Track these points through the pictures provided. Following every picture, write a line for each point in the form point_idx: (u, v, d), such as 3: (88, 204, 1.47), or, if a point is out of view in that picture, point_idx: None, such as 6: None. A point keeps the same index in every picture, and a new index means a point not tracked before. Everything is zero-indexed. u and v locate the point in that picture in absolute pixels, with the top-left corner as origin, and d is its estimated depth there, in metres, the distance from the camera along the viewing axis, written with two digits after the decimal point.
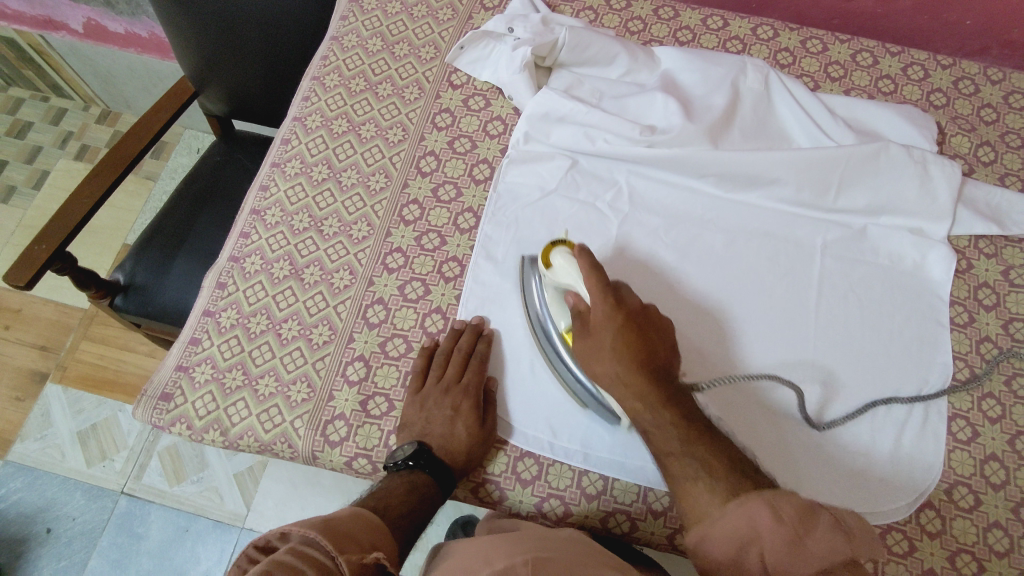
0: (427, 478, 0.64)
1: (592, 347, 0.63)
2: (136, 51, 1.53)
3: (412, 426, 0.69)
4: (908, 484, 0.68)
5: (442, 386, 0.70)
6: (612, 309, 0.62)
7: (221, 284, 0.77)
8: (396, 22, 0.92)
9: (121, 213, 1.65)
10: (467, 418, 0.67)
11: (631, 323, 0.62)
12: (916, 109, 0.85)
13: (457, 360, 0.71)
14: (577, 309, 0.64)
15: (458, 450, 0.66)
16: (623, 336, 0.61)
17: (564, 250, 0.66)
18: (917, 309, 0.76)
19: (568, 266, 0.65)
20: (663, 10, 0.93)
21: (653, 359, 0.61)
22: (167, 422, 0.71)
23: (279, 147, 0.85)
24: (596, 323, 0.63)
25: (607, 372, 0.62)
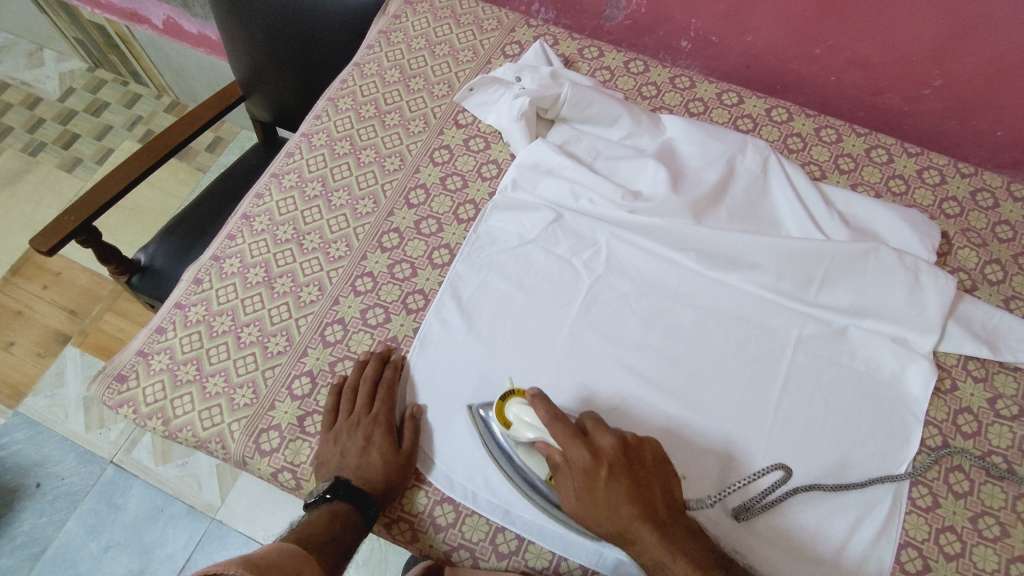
0: (347, 507, 0.64)
1: (581, 500, 0.60)
2: (206, 51, 1.64)
3: (328, 462, 0.68)
4: None
5: (352, 420, 0.70)
6: (590, 463, 0.59)
7: (198, 280, 0.81)
8: (418, 57, 0.95)
9: (170, 198, 1.75)
10: (380, 446, 0.68)
11: (615, 471, 0.59)
12: (922, 215, 0.81)
13: (365, 391, 0.71)
14: (554, 462, 0.62)
15: (374, 479, 0.66)
16: (613, 485, 0.59)
17: (521, 405, 0.65)
18: (885, 421, 0.72)
19: (529, 417, 0.64)
20: (680, 79, 0.93)
21: (647, 492, 0.59)
22: (116, 402, 0.74)
23: (282, 159, 0.89)
24: (580, 480, 0.60)
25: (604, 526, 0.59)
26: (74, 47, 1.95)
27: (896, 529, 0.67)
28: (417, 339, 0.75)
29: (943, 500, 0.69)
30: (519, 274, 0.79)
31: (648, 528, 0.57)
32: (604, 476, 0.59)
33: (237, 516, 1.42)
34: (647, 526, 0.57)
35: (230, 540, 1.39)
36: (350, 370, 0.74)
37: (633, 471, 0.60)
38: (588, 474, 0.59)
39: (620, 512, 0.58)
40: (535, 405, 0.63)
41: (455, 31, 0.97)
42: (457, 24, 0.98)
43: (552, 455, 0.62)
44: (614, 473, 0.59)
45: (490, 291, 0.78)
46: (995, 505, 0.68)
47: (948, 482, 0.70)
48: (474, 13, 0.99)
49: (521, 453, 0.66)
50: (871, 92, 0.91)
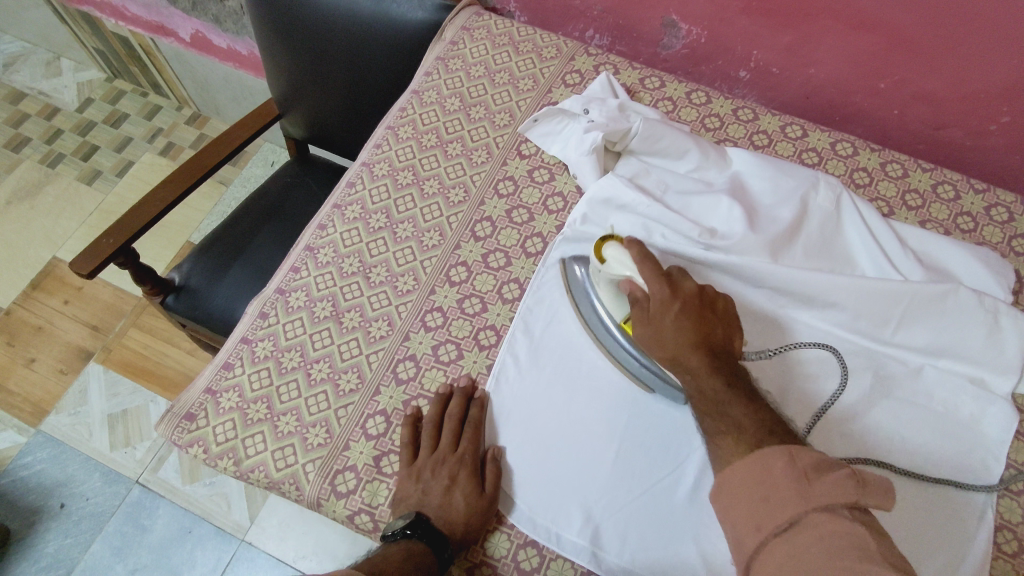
0: (423, 547, 0.62)
1: (647, 326, 0.65)
2: (233, 65, 1.62)
3: (408, 499, 0.67)
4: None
5: (436, 457, 0.68)
6: (668, 296, 0.65)
7: (263, 314, 0.79)
8: (477, 85, 0.94)
9: (193, 212, 1.73)
10: (464, 487, 0.66)
11: (687, 308, 0.64)
12: (994, 253, 0.81)
13: (450, 427, 0.70)
14: (634, 297, 0.68)
15: (455, 521, 0.65)
16: (682, 320, 0.64)
17: (616, 244, 0.70)
18: (967, 485, 0.70)
19: (620, 258, 0.69)
20: (743, 111, 0.92)
21: (713, 341, 0.63)
22: (185, 441, 0.73)
23: (344, 188, 0.88)
24: (656, 307, 0.65)
25: (666, 352, 0.63)
26: (93, 57, 1.92)
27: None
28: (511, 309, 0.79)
29: None
30: None
31: (701, 358, 0.62)
32: (677, 308, 0.64)
33: (267, 537, 1.39)
34: (697, 354, 0.62)
35: (261, 562, 1.37)
36: (429, 405, 0.73)
37: (706, 313, 0.65)
38: (664, 304, 0.65)
39: (683, 343, 0.63)
40: (631, 246, 0.68)
41: (514, 59, 0.97)
42: (516, 52, 0.97)
43: (633, 290, 0.68)
44: (688, 308, 0.64)
45: (564, 325, 0.77)
46: None
47: None
48: (533, 41, 0.98)
49: (607, 294, 0.72)
50: (935, 126, 0.91)
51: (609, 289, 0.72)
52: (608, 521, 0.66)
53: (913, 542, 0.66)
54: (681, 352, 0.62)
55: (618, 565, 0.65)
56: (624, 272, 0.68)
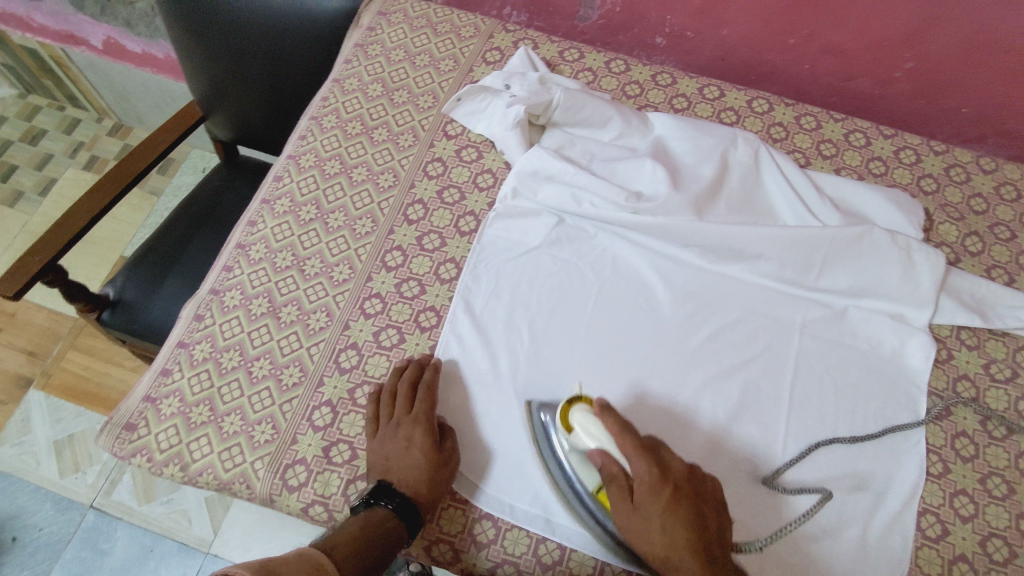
0: (385, 513, 0.61)
1: (634, 515, 0.58)
2: (152, 70, 1.57)
3: (374, 464, 0.67)
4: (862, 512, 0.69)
5: (395, 422, 0.68)
6: (657, 480, 0.58)
7: (198, 316, 0.78)
8: (398, 70, 0.94)
9: (124, 226, 1.67)
10: (422, 447, 0.65)
11: (678, 496, 0.58)
12: (905, 194, 0.85)
13: (406, 393, 0.70)
14: (609, 473, 0.60)
15: (418, 482, 0.64)
16: (670, 517, 0.57)
17: (586, 412, 0.63)
18: (897, 417, 0.74)
19: (591, 427, 0.62)
20: (662, 76, 0.94)
21: (705, 534, 0.57)
22: (128, 452, 0.71)
23: (271, 183, 0.86)
24: (642, 494, 0.58)
25: (650, 530, 0.57)
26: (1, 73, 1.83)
27: (913, 515, 0.70)
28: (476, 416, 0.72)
29: (953, 466, 0.73)
30: (530, 280, 0.78)
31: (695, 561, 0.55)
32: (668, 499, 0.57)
33: (232, 548, 1.37)
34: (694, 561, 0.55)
35: None
36: (386, 377, 0.73)
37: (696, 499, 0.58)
38: (653, 492, 0.58)
39: (671, 519, 0.57)
40: (603, 416, 0.61)
41: (433, 40, 0.97)
42: (435, 33, 0.97)
43: (609, 465, 0.60)
44: (677, 497, 0.58)
45: (503, 299, 0.77)
46: (1000, 466, 0.73)
47: (955, 448, 0.74)
48: (451, 22, 0.98)
49: (576, 460, 0.64)
50: (844, 78, 0.95)
51: (578, 456, 0.64)
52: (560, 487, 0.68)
53: (849, 479, 0.71)
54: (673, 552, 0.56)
55: (572, 528, 0.67)
56: (596, 445, 0.61)
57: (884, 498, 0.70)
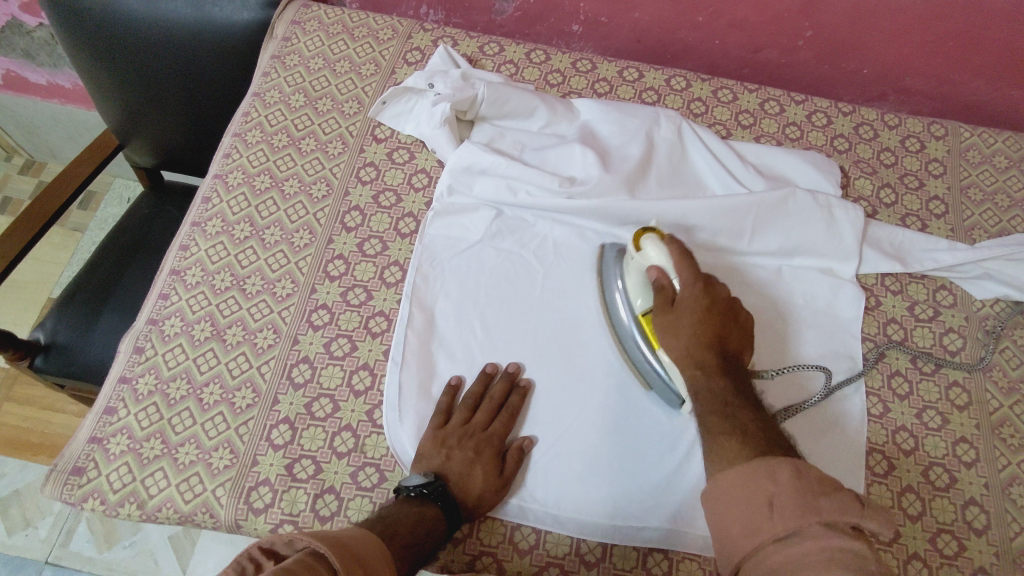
0: (437, 512, 0.63)
1: (672, 328, 0.66)
2: (60, 101, 1.50)
3: (428, 460, 0.67)
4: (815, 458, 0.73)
5: (466, 430, 0.69)
6: (701, 296, 0.66)
7: (138, 349, 0.76)
8: (319, 78, 0.93)
9: (47, 266, 1.60)
10: (487, 464, 0.67)
11: (713, 309, 0.66)
12: (821, 154, 0.90)
13: (487, 409, 0.70)
14: (659, 285, 0.68)
15: (468, 494, 0.66)
16: (703, 328, 0.65)
17: (655, 237, 0.71)
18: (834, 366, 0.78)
19: (657, 251, 0.69)
20: (581, 62, 0.96)
21: (724, 349, 0.65)
22: (78, 497, 0.68)
23: (200, 205, 0.84)
24: (682, 302, 0.67)
25: (679, 345, 0.66)
26: None
27: (863, 456, 0.74)
28: None
29: (891, 404, 0.78)
30: (475, 275, 0.79)
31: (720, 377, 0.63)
32: (704, 313, 0.66)
33: None
34: (711, 352, 0.64)
35: None
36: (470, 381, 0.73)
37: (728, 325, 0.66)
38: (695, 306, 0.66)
39: (697, 342, 0.65)
40: (668, 243, 0.70)
41: (351, 46, 0.96)
42: (352, 38, 0.97)
43: (662, 279, 0.68)
44: (711, 313, 0.66)
45: (450, 297, 0.78)
46: (932, 399, 0.78)
47: (891, 387, 0.79)
48: (367, 25, 0.98)
49: (633, 283, 0.72)
50: (752, 50, 0.99)
51: (635, 278, 0.72)
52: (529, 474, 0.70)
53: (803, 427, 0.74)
54: (698, 359, 0.64)
55: (543, 512, 0.69)
56: (657, 261, 0.69)
57: (834, 444, 0.74)
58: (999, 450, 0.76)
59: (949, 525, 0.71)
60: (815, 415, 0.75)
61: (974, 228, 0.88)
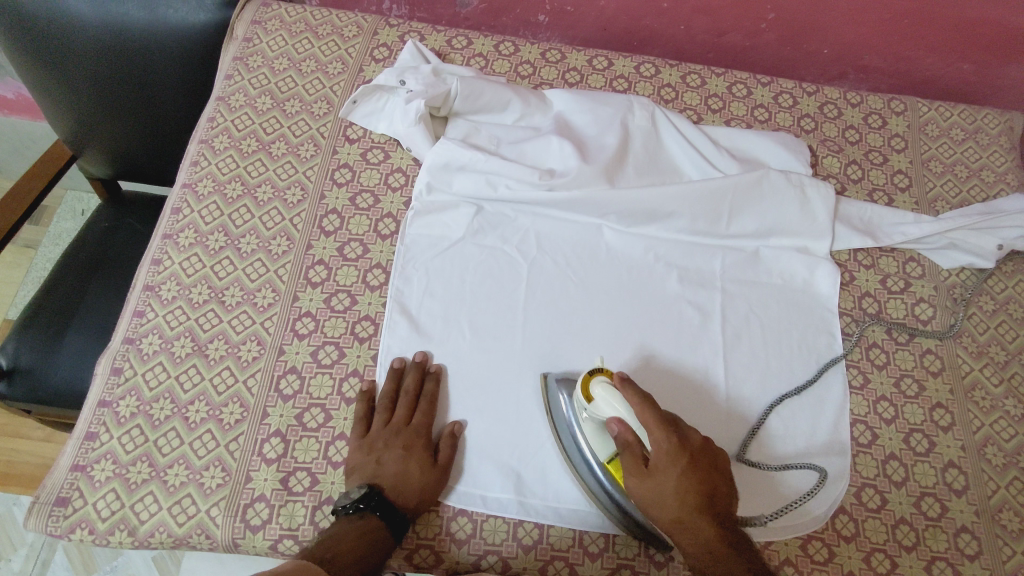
0: (379, 521, 0.63)
1: (645, 481, 0.62)
2: (2, 113, 1.43)
3: (361, 469, 0.67)
4: (799, 440, 0.75)
5: (390, 429, 0.69)
6: (676, 449, 0.61)
7: (116, 370, 0.73)
8: (285, 79, 0.91)
9: (0, 287, 1.52)
10: (420, 456, 0.67)
11: (693, 464, 0.61)
12: (790, 135, 0.91)
13: (405, 403, 0.71)
14: (623, 440, 0.62)
15: (410, 492, 0.66)
16: (684, 486, 0.61)
17: (604, 381, 0.64)
18: (812, 343, 0.80)
19: (609, 398, 0.63)
20: (550, 53, 0.96)
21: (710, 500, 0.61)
22: (65, 529, 0.66)
23: (169, 217, 0.81)
24: (659, 460, 0.61)
25: (665, 513, 0.61)
26: None
27: (847, 427, 0.76)
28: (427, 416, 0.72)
29: (871, 375, 0.80)
30: (460, 272, 0.78)
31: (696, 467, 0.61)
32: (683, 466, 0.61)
33: None
34: (701, 516, 0.60)
35: None
36: (381, 380, 0.73)
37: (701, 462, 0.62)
38: (671, 458, 0.61)
39: (687, 506, 0.60)
40: (624, 387, 0.64)
41: (316, 44, 0.94)
42: (316, 37, 0.94)
43: (624, 432, 0.62)
44: (692, 465, 0.61)
45: (437, 296, 0.77)
46: (909, 367, 0.81)
47: (870, 358, 0.81)
48: (331, 23, 0.96)
49: (590, 430, 0.66)
50: (717, 34, 1.00)
51: (594, 427, 0.66)
52: (527, 470, 0.70)
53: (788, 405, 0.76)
54: (684, 514, 0.60)
55: (546, 506, 0.68)
56: (614, 413, 0.62)
57: (817, 421, 0.76)
58: (972, 413, 0.79)
59: (931, 488, 0.74)
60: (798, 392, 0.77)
61: (937, 200, 0.91)
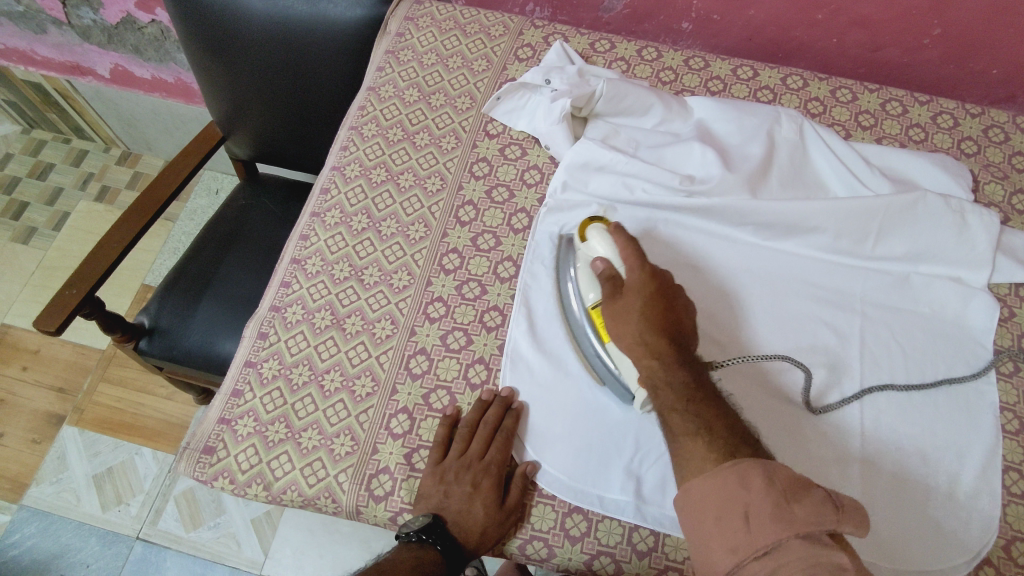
0: (436, 556, 0.64)
1: (618, 324, 0.66)
2: (161, 95, 1.55)
3: (428, 497, 0.67)
4: (942, 482, 0.69)
5: (463, 462, 0.68)
6: (646, 281, 0.66)
7: (262, 334, 0.78)
8: (432, 73, 0.94)
9: (142, 255, 1.66)
10: (485, 497, 0.66)
11: (660, 292, 0.66)
12: (949, 157, 0.86)
13: (481, 436, 0.69)
14: (606, 277, 0.68)
15: (471, 531, 0.65)
16: (651, 304, 0.65)
17: (598, 226, 0.71)
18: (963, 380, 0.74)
19: (603, 241, 0.69)
20: (694, 60, 0.94)
21: (675, 330, 0.65)
22: (209, 476, 0.70)
23: (318, 196, 0.86)
24: (629, 290, 0.66)
25: (630, 330, 0.65)
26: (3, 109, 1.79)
27: (999, 474, 0.70)
28: (548, 410, 0.72)
29: None
30: None
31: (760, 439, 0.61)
32: (649, 296, 0.66)
33: (284, 567, 1.33)
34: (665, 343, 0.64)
35: None
36: (466, 408, 0.72)
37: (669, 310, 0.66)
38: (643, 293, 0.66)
39: (647, 327, 0.64)
40: (615, 233, 0.69)
41: (463, 42, 0.97)
42: (464, 35, 0.97)
43: (610, 271, 0.67)
44: (660, 297, 0.66)
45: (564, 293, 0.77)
46: None
47: None
48: (478, 22, 0.99)
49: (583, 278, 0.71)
50: (872, 48, 0.95)
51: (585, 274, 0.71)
52: (643, 480, 0.68)
53: (931, 441, 0.71)
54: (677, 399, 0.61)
55: (662, 514, 0.67)
56: (603, 252, 0.69)
57: (963, 465, 0.70)
58: None
59: None
60: (942, 432, 0.72)
61: None
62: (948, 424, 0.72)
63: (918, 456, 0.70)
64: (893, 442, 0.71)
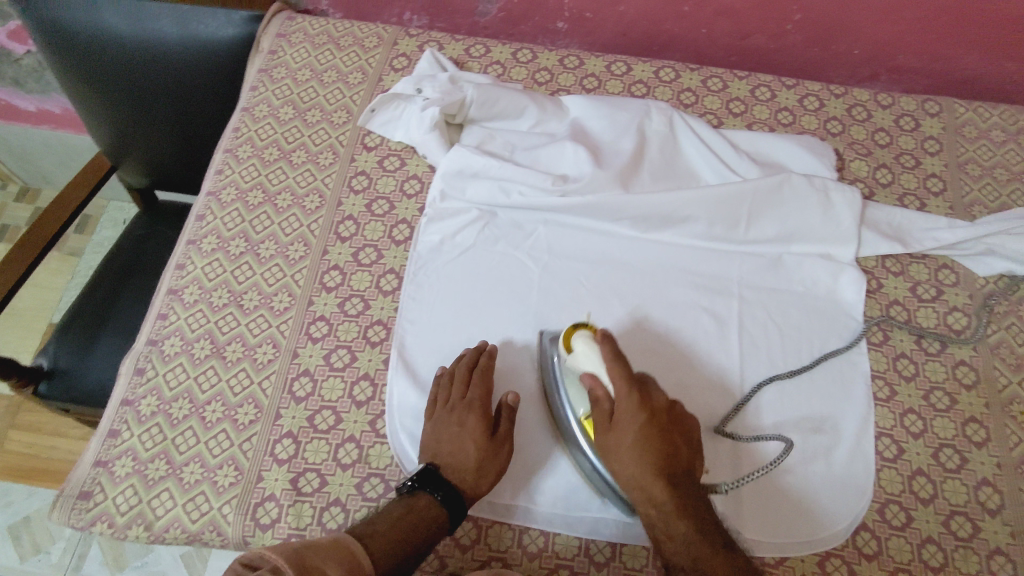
0: (428, 501, 0.63)
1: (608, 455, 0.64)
2: (49, 127, 1.50)
3: (425, 447, 0.68)
4: (818, 453, 0.72)
5: (448, 407, 0.69)
6: (636, 407, 0.64)
7: (139, 370, 0.75)
8: (307, 89, 0.93)
9: (48, 294, 1.60)
10: (473, 434, 0.67)
11: (651, 419, 0.64)
12: (814, 138, 0.89)
13: (459, 380, 0.70)
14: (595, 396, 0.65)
15: (467, 471, 0.65)
16: (642, 432, 0.63)
17: (586, 335, 0.66)
18: (834, 351, 0.77)
19: (588, 353, 0.65)
20: (569, 60, 0.96)
21: (671, 462, 0.63)
22: (87, 522, 0.68)
23: (194, 223, 0.84)
24: (619, 416, 0.64)
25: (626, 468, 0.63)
26: None
27: (871, 440, 0.73)
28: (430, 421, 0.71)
29: (898, 386, 0.77)
30: (472, 278, 0.78)
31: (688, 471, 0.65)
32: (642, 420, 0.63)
33: None
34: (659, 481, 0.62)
35: None
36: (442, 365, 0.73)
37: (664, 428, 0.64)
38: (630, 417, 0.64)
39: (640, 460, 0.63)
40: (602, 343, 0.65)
41: (338, 56, 0.96)
42: (339, 48, 0.97)
43: (597, 391, 0.65)
44: (653, 420, 0.64)
45: (447, 302, 0.77)
46: (938, 379, 0.77)
47: (898, 369, 0.78)
48: (352, 34, 0.98)
49: (573, 390, 0.67)
50: (740, 37, 0.98)
51: (574, 381, 0.68)
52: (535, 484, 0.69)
53: (806, 413, 0.74)
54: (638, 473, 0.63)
55: (552, 512, 0.68)
56: (590, 366, 0.65)
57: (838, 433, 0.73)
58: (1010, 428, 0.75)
59: (962, 506, 0.70)
60: (817, 403, 0.74)
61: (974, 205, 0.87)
62: (823, 395, 0.75)
63: (795, 429, 0.73)
64: (773, 419, 0.73)
